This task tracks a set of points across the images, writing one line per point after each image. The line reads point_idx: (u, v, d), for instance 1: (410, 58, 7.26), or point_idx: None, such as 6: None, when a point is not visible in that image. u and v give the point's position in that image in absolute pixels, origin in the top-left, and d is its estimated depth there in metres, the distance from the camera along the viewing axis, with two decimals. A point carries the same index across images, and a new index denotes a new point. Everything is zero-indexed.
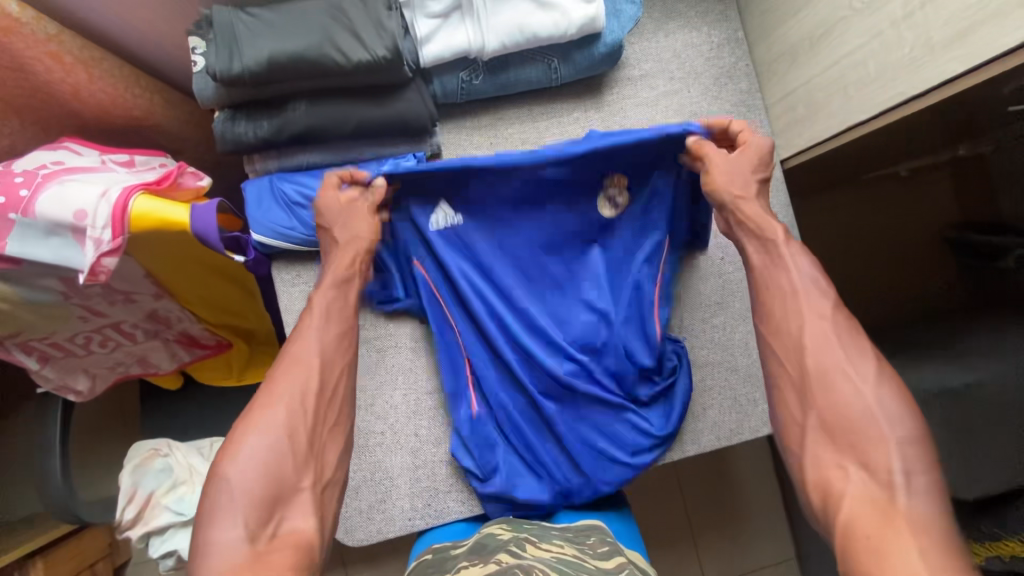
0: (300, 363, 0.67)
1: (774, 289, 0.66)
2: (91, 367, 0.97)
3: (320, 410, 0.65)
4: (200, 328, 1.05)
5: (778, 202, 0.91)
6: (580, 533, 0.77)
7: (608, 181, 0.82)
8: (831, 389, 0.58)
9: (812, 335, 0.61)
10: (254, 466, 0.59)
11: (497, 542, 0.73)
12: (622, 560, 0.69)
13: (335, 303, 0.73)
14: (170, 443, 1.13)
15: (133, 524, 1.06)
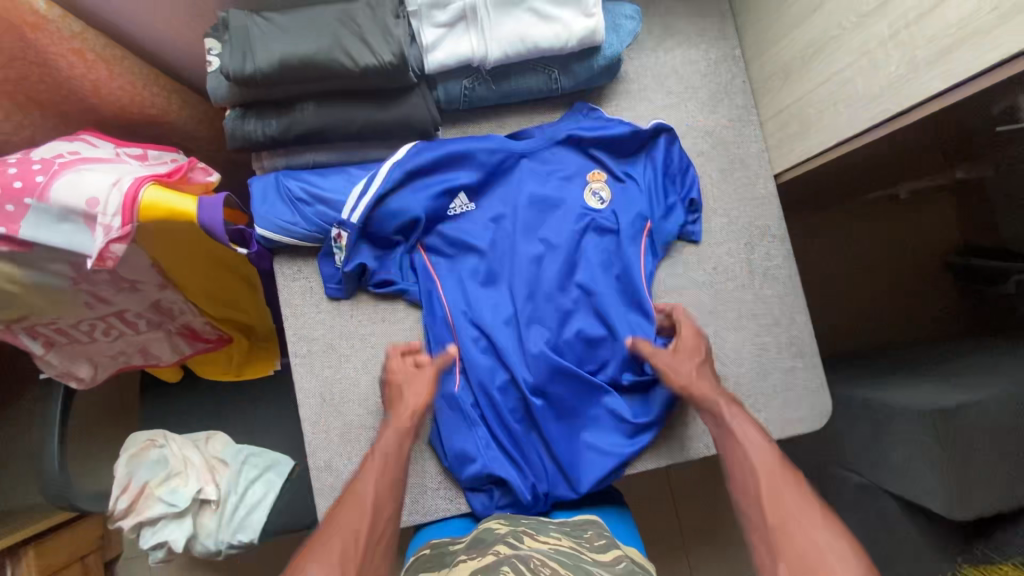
0: (358, 506, 0.69)
1: (732, 447, 0.75)
2: (96, 356, 1.00)
3: (371, 543, 0.66)
4: (203, 322, 1.07)
5: (771, 214, 0.93)
6: (577, 529, 0.81)
7: (594, 176, 0.91)
8: (795, 539, 0.62)
9: (765, 482, 0.68)
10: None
11: (494, 533, 0.76)
12: (618, 553, 0.75)
13: (393, 451, 0.77)
14: (166, 433, 1.15)
15: (125, 514, 1.09)
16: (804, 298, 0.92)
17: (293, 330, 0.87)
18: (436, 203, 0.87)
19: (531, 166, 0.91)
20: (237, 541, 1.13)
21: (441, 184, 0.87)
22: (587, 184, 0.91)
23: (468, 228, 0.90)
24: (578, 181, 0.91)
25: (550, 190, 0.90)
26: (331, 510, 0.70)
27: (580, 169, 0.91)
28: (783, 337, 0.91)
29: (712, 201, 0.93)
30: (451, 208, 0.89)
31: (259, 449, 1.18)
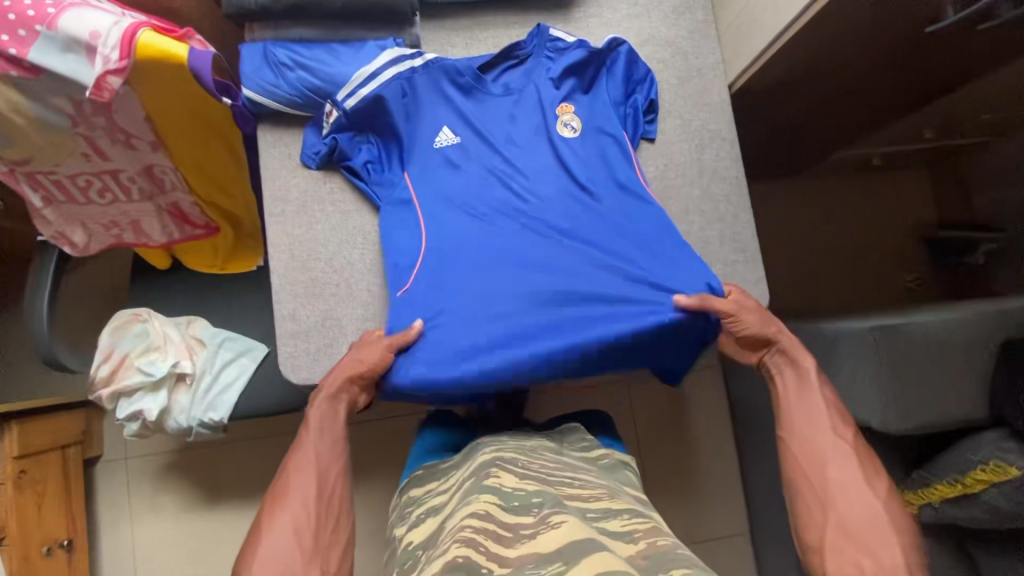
0: (304, 471, 0.77)
1: (813, 406, 0.84)
2: (88, 222, 1.08)
3: (323, 509, 0.75)
4: (191, 203, 1.13)
5: (722, 120, 0.99)
6: (559, 435, 0.98)
7: (563, 109, 0.96)
8: (847, 495, 0.74)
9: (831, 446, 0.79)
10: (268, 560, 0.69)
11: (479, 446, 0.90)
12: (600, 450, 0.94)
13: (330, 417, 0.83)
14: (150, 310, 1.22)
15: (106, 381, 1.17)
16: (748, 198, 0.97)
17: (269, 191, 0.94)
18: (418, 127, 0.95)
19: (509, 100, 0.97)
20: (208, 419, 1.19)
21: (423, 113, 0.95)
22: (558, 117, 0.95)
23: (449, 155, 0.94)
24: (549, 113, 0.95)
25: (530, 123, 0.96)
26: (280, 476, 0.77)
27: (553, 102, 0.96)
28: (726, 232, 0.96)
29: (668, 104, 0.99)
30: (436, 140, 0.95)
31: (237, 334, 1.24)
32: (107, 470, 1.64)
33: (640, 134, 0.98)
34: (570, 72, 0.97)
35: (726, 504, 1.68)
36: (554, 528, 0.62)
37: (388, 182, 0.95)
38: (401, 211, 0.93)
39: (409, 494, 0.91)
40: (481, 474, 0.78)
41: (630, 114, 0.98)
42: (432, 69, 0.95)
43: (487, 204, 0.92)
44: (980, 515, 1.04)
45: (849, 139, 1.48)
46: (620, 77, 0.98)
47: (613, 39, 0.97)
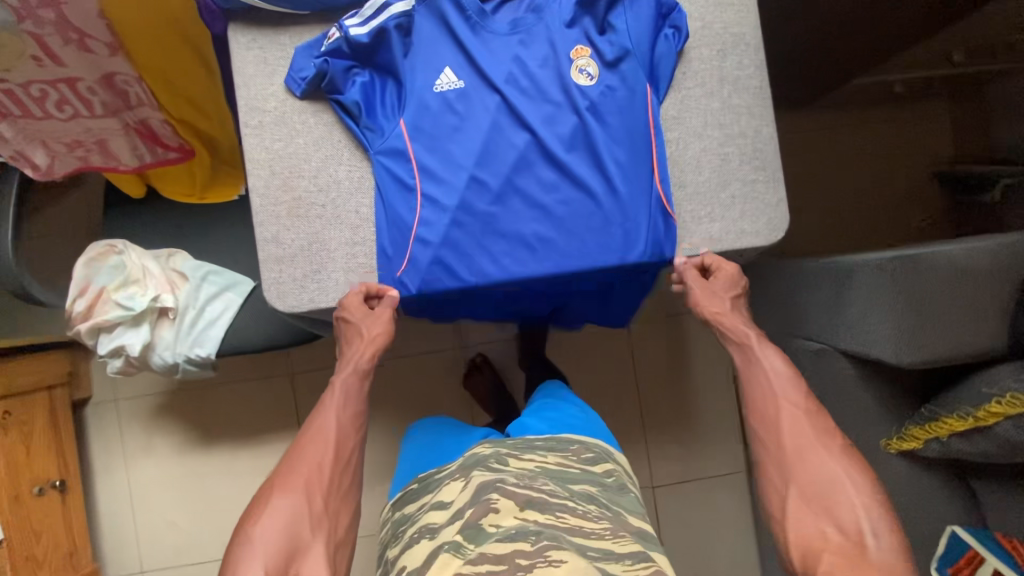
0: (323, 437, 0.82)
1: (760, 381, 0.85)
2: (51, 141, 0.96)
3: (336, 475, 0.79)
4: (162, 121, 1.04)
5: (747, 22, 0.89)
6: (561, 443, 0.99)
7: (578, 52, 0.86)
8: (808, 460, 0.77)
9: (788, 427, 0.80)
10: (276, 520, 0.73)
11: (478, 456, 0.92)
12: (606, 465, 0.96)
13: (354, 391, 0.86)
14: (125, 242, 1.13)
15: (85, 316, 1.11)
16: (772, 110, 0.89)
17: (243, 99, 0.85)
18: (417, 68, 0.85)
19: (516, 39, 0.86)
20: (195, 355, 1.14)
21: (422, 52, 0.85)
22: (572, 61, 0.86)
23: (452, 102, 0.85)
24: (563, 57, 0.85)
25: (540, 70, 0.86)
26: (301, 435, 0.82)
27: (566, 44, 0.86)
28: (747, 148, 0.88)
29: (688, 4, 0.89)
30: (436, 83, 0.85)
31: (220, 269, 1.17)
32: (98, 412, 1.61)
33: (668, 71, 0.87)
34: (584, 7, 0.86)
35: (725, 444, 1.68)
36: (554, 565, 0.71)
37: (382, 118, 0.85)
38: (397, 166, 0.85)
39: (401, 512, 0.95)
40: (480, 496, 0.80)
41: (660, 54, 0.87)
42: (433, 2, 0.86)
43: (493, 166, 0.86)
44: (991, 449, 1.02)
45: (875, 59, 1.38)
46: (649, 6, 0.86)
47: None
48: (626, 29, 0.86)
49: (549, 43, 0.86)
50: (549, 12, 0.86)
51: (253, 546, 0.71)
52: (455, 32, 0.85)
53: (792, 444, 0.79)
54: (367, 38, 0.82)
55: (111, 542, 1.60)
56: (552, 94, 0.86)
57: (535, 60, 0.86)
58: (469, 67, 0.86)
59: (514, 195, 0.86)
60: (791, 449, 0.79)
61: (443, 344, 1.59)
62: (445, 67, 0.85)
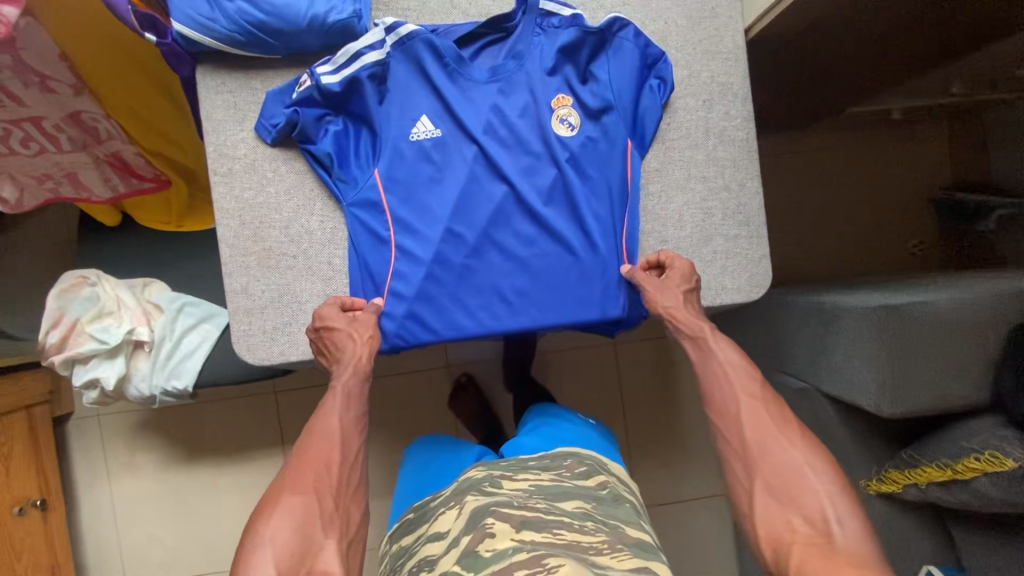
0: (325, 438, 0.76)
1: (716, 376, 0.80)
2: (18, 175, 0.97)
3: (342, 476, 0.73)
4: (135, 153, 1.00)
5: (735, 71, 0.86)
6: (555, 459, 0.94)
7: (559, 101, 0.84)
8: (777, 453, 0.72)
9: (749, 422, 0.75)
10: (285, 528, 0.67)
11: (473, 480, 0.88)
12: (600, 478, 0.91)
13: (356, 390, 0.80)
14: (99, 273, 1.11)
15: (58, 348, 1.09)
16: (758, 163, 0.87)
17: (213, 146, 0.82)
18: (393, 117, 0.82)
19: (496, 89, 0.84)
20: (171, 387, 1.12)
21: (398, 99, 0.82)
22: (554, 111, 0.84)
23: (428, 150, 0.83)
24: (545, 108, 0.83)
25: (520, 120, 0.84)
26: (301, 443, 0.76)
27: (547, 94, 0.84)
28: (730, 203, 0.86)
29: (675, 51, 0.86)
30: (412, 131, 0.83)
31: (197, 299, 1.15)
32: (80, 427, 1.60)
33: (653, 125, 0.85)
34: (566, 55, 0.84)
35: (709, 467, 1.68)
36: (553, 572, 0.64)
37: (356, 167, 0.83)
38: (371, 218, 0.83)
39: (400, 542, 0.90)
40: (477, 519, 0.76)
41: (645, 107, 0.85)
42: (410, 46, 0.82)
43: (469, 217, 0.83)
44: (967, 500, 1.02)
45: (870, 91, 1.35)
46: (634, 57, 0.84)
47: (614, 18, 0.83)
48: (609, 79, 0.84)
49: (529, 91, 0.84)
50: (530, 61, 0.83)
51: (262, 554, 0.65)
52: (431, 78, 0.82)
53: (753, 438, 0.74)
54: (339, 86, 0.79)
55: (95, 556, 1.61)
56: (531, 145, 0.84)
57: (515, 111, 0.84)
58: (446, 117, 0.83)
59: (491, 245, 0.84)
60: (753, 444, 0.73)
61: (428, 364, 1.58)
62: (423, 115, 0.83)
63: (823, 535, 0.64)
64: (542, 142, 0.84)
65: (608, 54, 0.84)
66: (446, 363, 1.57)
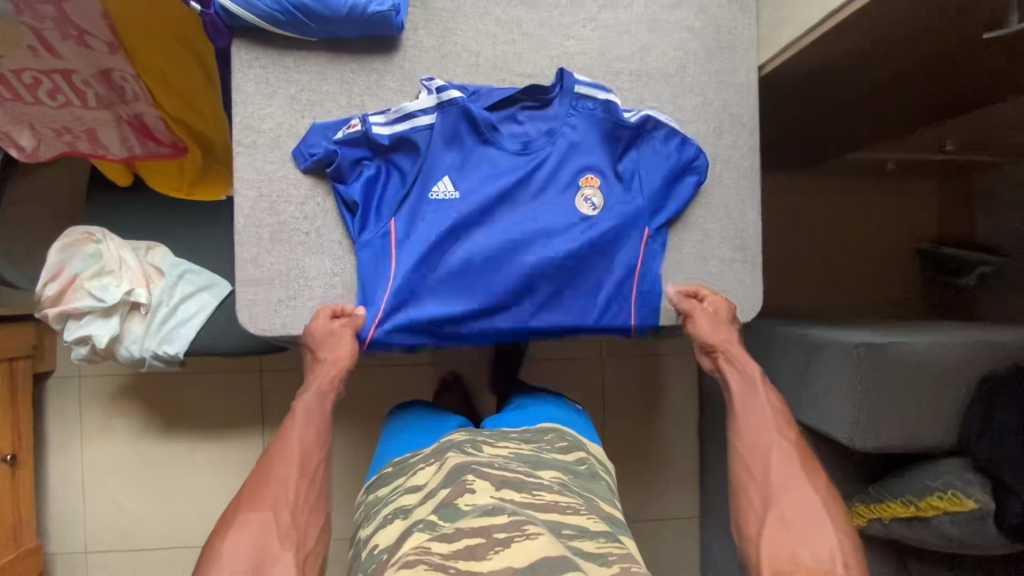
0: (287, 455, 0.79)
1: (759, 416, 0.82)
2: (37, 124, 0.96)
3: (301, 491, 0.76)
4: (157, 117, 1.02)
5: (746, 103, 0.91)
6: (536, 433, 0.99)
7: (587, 180, 0.88)
8: (791, 491, 0.72)
9: (778, 460, 0.76)
10: (241, 543, 0.68)
11: (453, 441, 0.94)
12: (579, 454, 0.96)
13: (315, 410, 0.85)
14: (104, 231, 1.12)
15: (54, 300, 1.09)
16: (759, 192, 0.91)
17: (239, 117, 0.84)
18: (420, 172, 0.86)
19: (525, 160, 0.88)
20: (162, 351, 1.13)
21: (426, 160, 0.86)
22: (579, 189, 0.88)
23: (445, 210, 0.86)
24: (571, 184, 0.88)
25: (546, 193, 0.88)
26: (265, 458, 0.79)
27: (576, 171, 0.88)
28: (729, 228, 0.90)
29: (692, 79, 0.90)
30: (433, 188, 0.86)
31: (199, 267, 1.17)
32: (59, 386, 1.59)
33: (676, 210, 0.88)
34: (601, 139, 0.88)
35: (684, 487, 1.71)
36: (531, 538, 0.68)
37: (374, 214, 0.85)
38: (380, 269, 0.85)
39: (376, 492, 0.95)
40: (455, 477, 0.81)
41: (674, 196, 0.88)
42: (449, 111, 0.85)
43: (473, 287, 0.86)
44: (925, 537, 1.05)
45: (869, 140, 1.41)
46: (670, 156, 0.87)
47: (650, 115, 0.86)
48: (636, 162, 0.88)
49: (559, 169, 0.88)
50: (563, 132, 0.88)
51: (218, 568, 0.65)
52: (467, 137, 0.87)
53: (775, 476, 0.74)
54: (388, 139, 0.83)
55: (58, 518, 1.61)
56: (551, 214, 0.87)
57: (542, 183, 0.88)
58: (475, 173, 0.87)
59: (502, 296, 0.87)
60: (775, 482, 0.74)
61: (415, 359, 1.59)
62: (445, 176, 0.86)
63: (829, 565, 0.64)
64: (565, 212, 0.87)
65: (640, 149, 0.88)
66: (434, 359, 1.59)
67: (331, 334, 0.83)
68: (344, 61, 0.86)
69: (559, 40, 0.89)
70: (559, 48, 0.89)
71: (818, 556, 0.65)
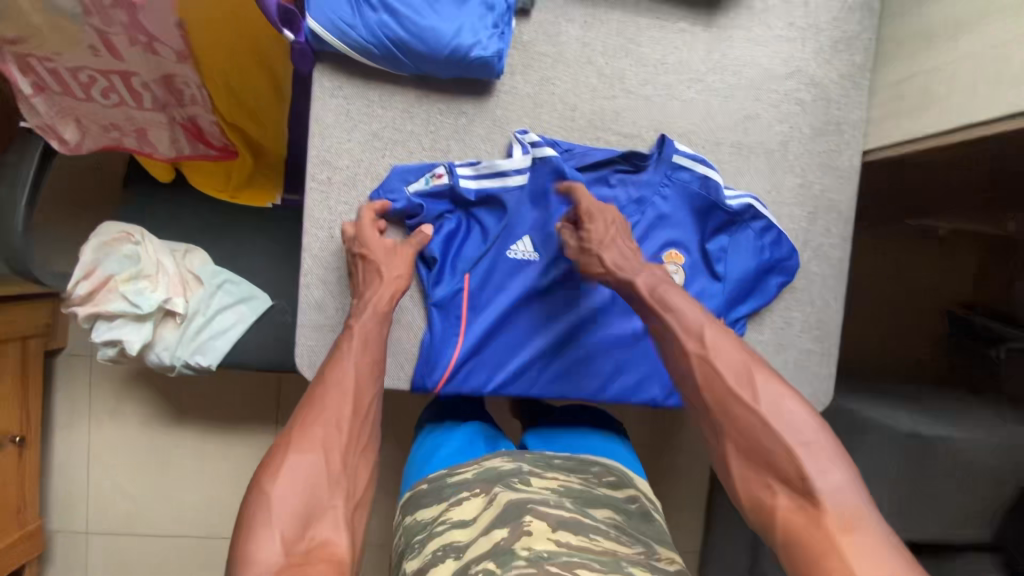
0: (339, 389, 0.68)
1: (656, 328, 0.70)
2: (85, 119, 0.90)
3: (354, 432, 0.66)
4: (212, 122, 0.94)
5: (845, 190, 0.87)
6: (582, 464, 0.95)
7: (671, 256, 0.83)
8: (736, 419, 0.62)
9: (706, 388, 0.64)
10: (292, 490, 0.59)
11: (502, 472, 0.87)
12: (628, 489, 0.91)
13: (372, 336, 0.74)
14: (144, 231, 1.07)
15: (84, 300, 1.04)
16: (845, 284, 0.88)
17: (316, 151, 0.78)
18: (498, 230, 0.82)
19: None
20: (194, 362, 1.08)
21: (508, 217, 0.82)
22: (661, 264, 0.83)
23: (520, 271, 0.83)
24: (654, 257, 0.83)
25: None
26: (311, 387, 0.69)
27: (660, 243, 0.83)
28: (810, 317, 0.88)
29: (794, 158, 0.85)
30: (511, 246, 0.83)
31: (239, 278, 1.11)
32: (70, 365, 1.54)
33: (760, 304, 0.84)
34: (691, 214, 0.83)
35: None
36: None
37: (445, 269, 0.81)
38: (443, 325, 0.82)
39: (415, 516, 0.87)
40: (511, 519, 0.72)
41: (760, 287, 0.84)
42: (539, 168, 0.80)
43: (533, 354, 0.84)
44: None
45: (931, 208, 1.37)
46: (761, 248, 0.83)
47: (750, 204, 0.81)
48: (724, 243, 0.83)
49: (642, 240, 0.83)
50: (650, 204, 0.83)
51: (265, 519, 0.56)
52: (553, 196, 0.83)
53: (714, 399, 0.63)
54: (473, 194, 0.80)
55: (61, 499, 1.58)
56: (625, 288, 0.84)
57: None
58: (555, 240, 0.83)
59: (562, 364, 0.85)
60: (715, 406, 0.63)
61: None
62: (526, 236, 0.83)
63: (807, 497, 0.56)
64: None
65: (732, 233, 0.83)
66: None
67: (390, 254, 0.77)
68: (433, 99, 0.79)
69: (663, 100, 0.83)
70: (660, 109, 0.83)
71: (793, 488, 0.57)
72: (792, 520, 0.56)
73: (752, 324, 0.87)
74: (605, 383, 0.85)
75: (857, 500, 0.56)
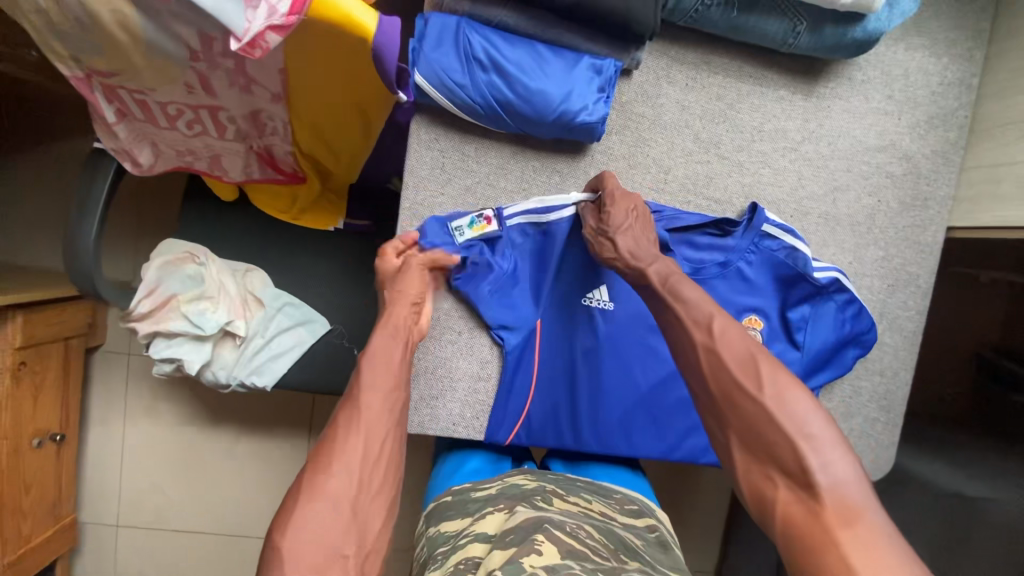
0: (354, 426, 0.61)
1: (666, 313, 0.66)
2: (162, 145, 0.87)
3: (366, 475, 0.58)
4: (287, 151, 0.93)
5: (925, 265, 0.87)
6: (603, 489, 0.81)
7: (750, 321, 0.83)
8: (741, 409, 0.56)
9: (715, 379, 0.59)
10: (299, 543, 0.52)
11: (522, 488, 0.73)
12: (650, 520, 0.75)
13: (388, 358, 0.68)
14: (207, 252, 1.06)
15: (144, 317, 1.01)
16: (916, 358, 0.88)
17: (410, 203, 0.78)
18: (574, 283, 0.83)
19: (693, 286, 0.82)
20: (249, 382, 1.07)
21: (586, 270, 0.83)
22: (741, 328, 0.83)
23: (596, 322, 0.83)
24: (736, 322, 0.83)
25: None
26: (326, 425, 0.62)
27: (740, 308, 0.83)
28: (879, 388, 0.88)
29: (878, 231, 0.85)
30: (588, 297, 0.83)
31: (298, 301, 1.10)
32: (105, 362, 1.47)
33: (833, 373, 0.85)
34: (773, 281, 0.83)
35: None
36: None
37: (526, 321, 0.81)
38: (519, 377, 0.82)
39: (437, 527, 0.71)
40: (524, 534, 0.59)
41: (834, 358, 0.85)
42: None
43: (607, 410, 0.84)
44: None
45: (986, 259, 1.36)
46: (841, 322, 0.83)
47: (837, 278, 0.80)
48: (802, 309, 0.83)
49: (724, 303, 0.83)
50: (734, 267, 0.82)
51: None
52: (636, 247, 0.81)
53: (719, 390, 0.58)
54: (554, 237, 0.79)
55: (90, 490, 1.51)
56: None
57: None
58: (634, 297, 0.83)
59: (632, 418, 0.84)
60: (721, 398, 0.58)
61: None
62: (601, 285, 0.83)
63: (807, 487, 0.51)
64: None
65: (813, 302, 0.83)
66: None
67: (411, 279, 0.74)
68: (527, 156, 0.79)
69: (755, 167, 0.82)
70: (753, 176, 0.83)
71: (794, 480, 0.52)
72: (789, 510, 0.51)
73: (821, 394, 0.87)
74: (674, 441, 0.85)
75: (860, 494, 0.50)
